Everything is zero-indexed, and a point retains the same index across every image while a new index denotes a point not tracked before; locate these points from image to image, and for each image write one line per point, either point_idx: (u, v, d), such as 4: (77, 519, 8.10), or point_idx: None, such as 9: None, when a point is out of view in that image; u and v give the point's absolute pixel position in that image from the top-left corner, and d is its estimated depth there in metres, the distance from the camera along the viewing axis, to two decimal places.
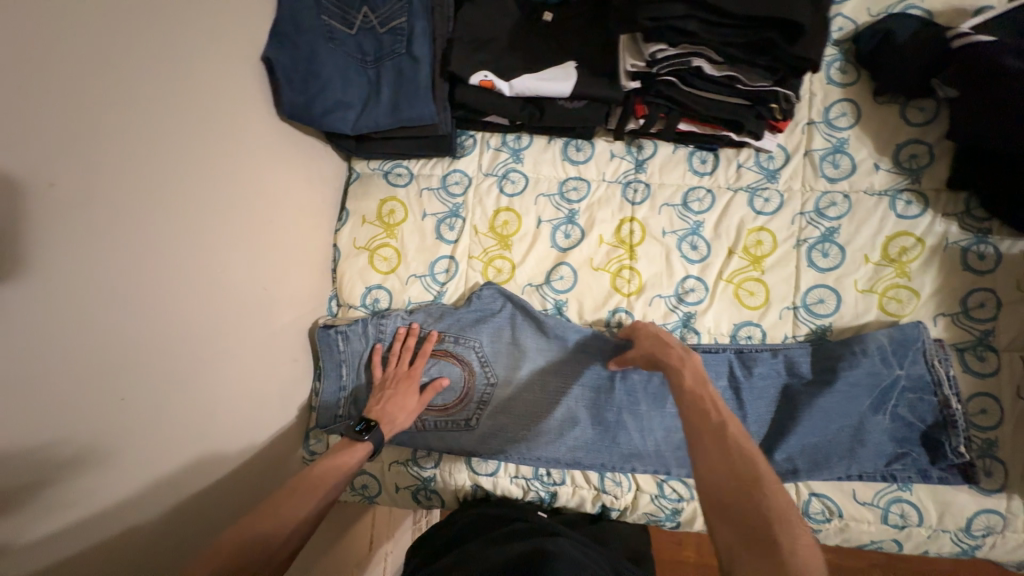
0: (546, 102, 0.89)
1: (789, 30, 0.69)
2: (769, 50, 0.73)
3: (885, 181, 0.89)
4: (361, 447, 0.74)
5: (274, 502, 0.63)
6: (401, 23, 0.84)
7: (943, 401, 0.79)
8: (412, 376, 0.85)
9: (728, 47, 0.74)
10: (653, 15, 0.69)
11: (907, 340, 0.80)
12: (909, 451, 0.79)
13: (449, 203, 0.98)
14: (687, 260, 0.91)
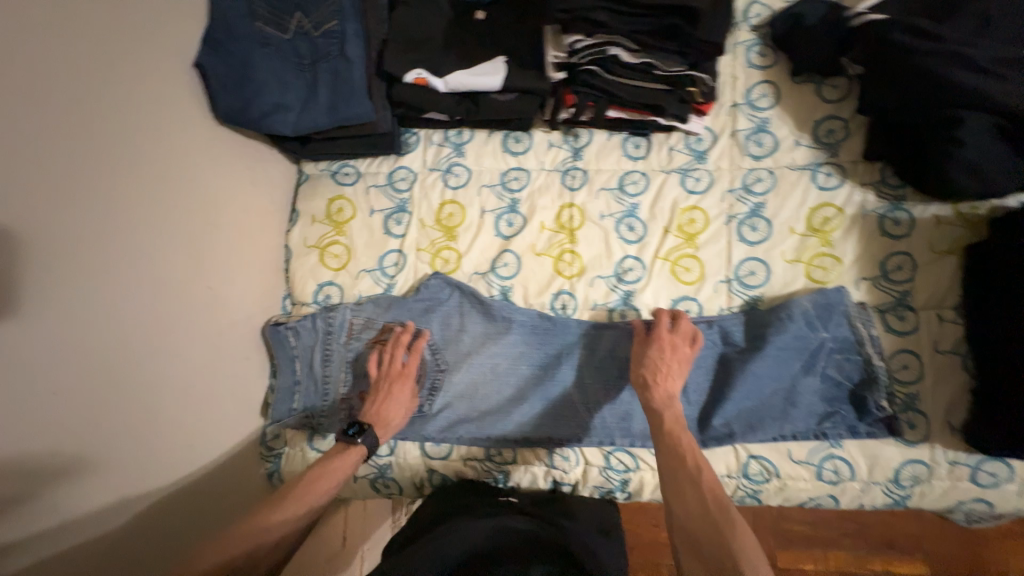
0: (480, 96, 0.93)
1: (687, 15, 0.78)
2: (676, 36, 0.81)
3: (806, 156, 0.94)
4: (356, 451, 0.77)
5: (258, 513, 0.71)
6: (333, 26, 0.88)
7: (866, 359, 0.83)
8: (408, 375, 0.85)
9: (640, 34, 0.82)
10: (562, 6, 0.79)
11: (828, 303, 0.85)
12: (838, 409, 0.83)
13: (396, 198, 1.01)
14: (625, 241, 0.95)
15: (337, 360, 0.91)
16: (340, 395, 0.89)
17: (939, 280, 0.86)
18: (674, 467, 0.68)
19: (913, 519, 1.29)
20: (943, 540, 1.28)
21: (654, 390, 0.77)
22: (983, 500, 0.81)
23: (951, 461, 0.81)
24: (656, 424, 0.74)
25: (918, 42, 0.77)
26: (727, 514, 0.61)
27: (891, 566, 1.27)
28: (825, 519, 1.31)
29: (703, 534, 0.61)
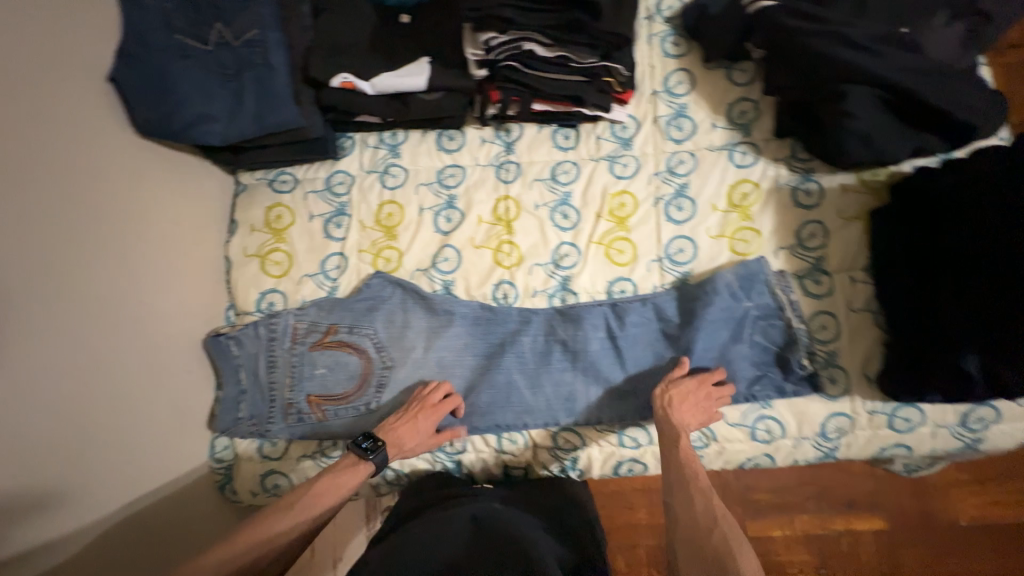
0: (409, 97, 0.95)
1: (590, 9, 0.83)
2: (583, 29, 0.86)
3: (723, 137, 0.99)
4: (364, 468, 0.77)
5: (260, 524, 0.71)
6: (255, 35, 0.88)
7: (787, 323, 0.89)
8: (435, 410, 0.85)
9: (552, 29, 0.87)
10: (470, 5, 0.84)
11: (750, 274, 0.91)
12: (765, 372, 0.88)
13: (335, 202, 1.02)
14: (560, 228, 0.98)
15: (283, 365, 0.91)
16: (287, 400, 0.90)
17: (850, 244, 0.92)
18: (684, 487, 0.73)
19: (868, 476, 1.36)
20: (896, 493, 1.35)
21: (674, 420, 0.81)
22: (901, 444, 0.88)
23: (869, 411, 0.86)
24: (672, 449, 0.78)
25: (802, 24, 0.84)
26: (729, 534, 0.65)
27: (851, 523, 1.33)
28: (788, 485, 1.37)
29: (704, 548, 0.64)
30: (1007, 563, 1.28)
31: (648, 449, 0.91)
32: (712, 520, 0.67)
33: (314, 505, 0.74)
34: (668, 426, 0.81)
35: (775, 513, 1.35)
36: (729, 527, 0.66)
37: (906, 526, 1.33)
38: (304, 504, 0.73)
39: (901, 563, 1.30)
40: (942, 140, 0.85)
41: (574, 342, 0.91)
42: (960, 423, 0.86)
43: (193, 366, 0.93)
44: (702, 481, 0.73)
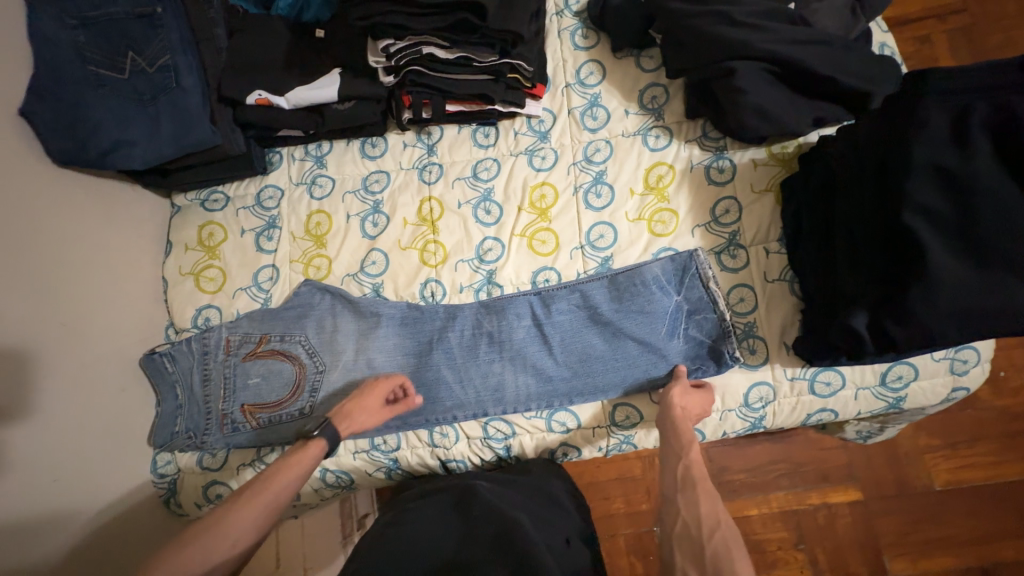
0: (324, 108, 0.99)
1: (476, 9, 0.86)
2: (474, 28, 0.89)
3: (636, 122, 1.01)
4: (315, 446, 0.76)
5: (215, 518, 0.66)
6: (167, 60, 0.91)
7: (721, 316, 0.90)
8: (379, 386, 0.88)
9: (444, 30, 0.89)
10: (360, 15, 0.87)
11: (677, 268, 0.93)
12: (700, 366, 0.90)
13: (265, 216, 1.04)
14: (483, 224, 1.00)
15: (217, 377, 0.93)
16: (222, 411, 0.92)
17: (762, 216, 0.93)
18: (690, 487, 0.70)
19: (840, 449, 1.36)
20: (869, 463, 1.35)
21: (686, 425, 0.79)
22: (826, 409, 0.89)
23: (790, 378, 0.88)
24: (679, 450, 0.75)
25: (686, 6, 0.89)
26: (729, 537, 0.63)
27: (827, 497, 1.33)
28: (761, 464, 1.37)
29: (701, 552, 0.62)
30: (983, 524, 1.28)
31: (578, 432, 0.92)
32: (714, 522, 0.64)
33: (260, 493, 0.69)
34: (682, 429, 0.79)
35: (755, 493, 1.35)
36: (731, 532, 0.63)
37: (882, 496, 1.32)
38: (263, 496, 0.69)
39: (879, 533, 1.30)
40: (839, 106, 0.87)
41: (499, 333, 0.94)
42: (880, 383, 0.87)
43: (128, 384, 0.94)
44: (709, 486, 0.70)
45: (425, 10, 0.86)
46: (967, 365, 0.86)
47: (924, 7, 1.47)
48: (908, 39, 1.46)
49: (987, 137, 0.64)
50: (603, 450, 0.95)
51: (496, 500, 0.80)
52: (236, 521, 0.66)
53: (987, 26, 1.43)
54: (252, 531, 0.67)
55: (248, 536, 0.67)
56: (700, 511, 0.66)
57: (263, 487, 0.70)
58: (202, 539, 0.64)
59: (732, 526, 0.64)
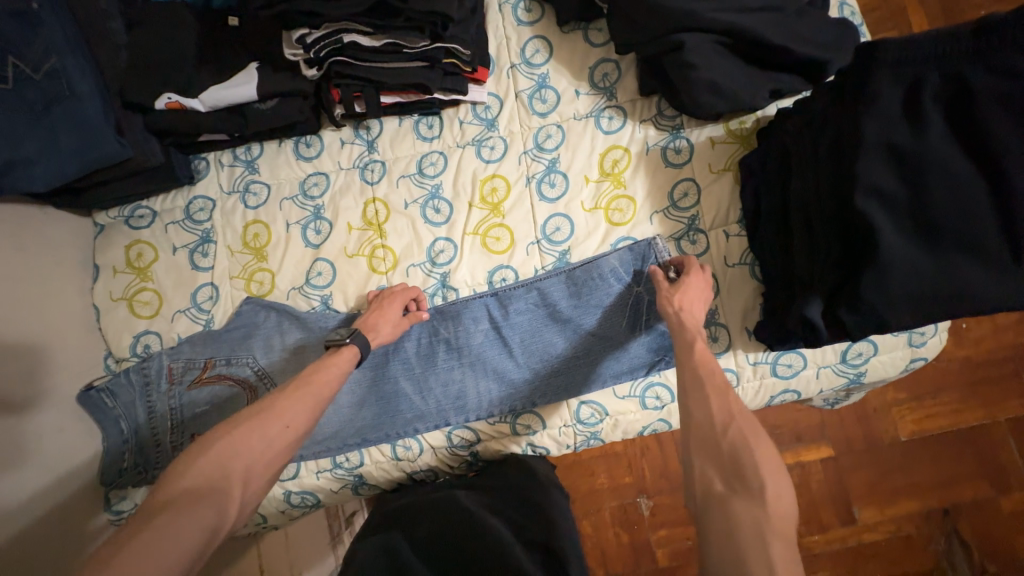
0: (245, 108, 0.90)
1: None
2: (395, 11, 0.81)
3: (587, 103, 0.95)
4: (348, 350, 0.77)
5: (269, 406, 0.66)
6: (55, 64, 0.79)
7: None
8: (394, 297, 0.88)
9: (363, 16, 0.82)
10: (262, 5, 0.79)
11: (641, 257, 0.89)
12: (663, 358, 0.88)
13: (198, 230, 0.97)
14: (433, 224, 0.94)
15: (162, 408, 0.89)
16: (171, 443, 0.88)
17: (721, 198, 0.90)
18: (697, 384, 0.66)
19: (812, 409, 1.38)
20: (840, 422, 1.38)
21: (690, 322, 0.75)
22: (789, 389, 0.89)
23: (753, 363, 0.87)
24: (687, 349, 0.71)
25: None
26: (746, 429, 0.60)
27: (800, 456, 1.37)
28: None
29: (719, 445, 0.59)
30: (947, 471, 1.33)
31: (544, 433, 0.91)
32: (727, 418, 0.61)
33: (307, 388, 0.70)
34: (682, 330, 0.74)
35: None
36: (746, 423, 0.60)
37: (852, 452, 1.36)
38: (309, 387, 0.70)
39: (850, 486, 1.35)
40: (796, 76, 0.83)
41: (456, 339, 0.91)
42: (840, 360, 0.87)
43: (66, 423, 0.87)
44: (719, 380, 0.66)
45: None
46: (924, 337, 0.86)
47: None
48: None
49: (940, 112, 0.60)
50: (571, 446, 0.94)
51: (474, 504, 0.80)
52: (290, 407, 0.67)
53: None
54: (301, 417, 0.67)
55: (300, 420, 0.67)
56: (711, 408, 0.63)
57: (307, 381, 0.70)
58: (253, 421, 0.63)
59: (747, 417, 0.61)
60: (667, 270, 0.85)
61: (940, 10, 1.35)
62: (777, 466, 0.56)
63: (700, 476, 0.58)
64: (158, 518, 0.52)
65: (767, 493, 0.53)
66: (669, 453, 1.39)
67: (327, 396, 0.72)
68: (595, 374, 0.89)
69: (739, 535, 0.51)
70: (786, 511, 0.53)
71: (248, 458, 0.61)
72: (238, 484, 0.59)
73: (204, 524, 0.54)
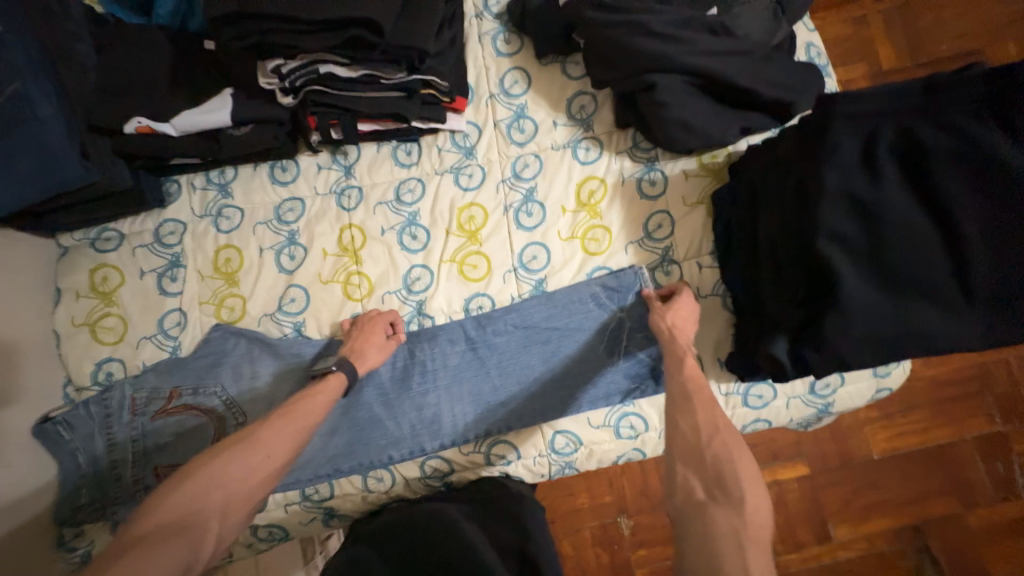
0: (217, 133, 0.89)
1: (370, 25, 0.78)
2: (372, 44, 0.80)
3: (565, 134, 0.96)
4: (335, 377, 0.78)
5: (252, 434, 0.65)
6: (16, 88, 0.76)
7: None
8: (378, 318, 0.88)
9: (339, 48, 0.81)
10: (234, 36, 0.78)
11: (621, 285, 0.90)
12: (639, 385, 0.88)
13: (167, 254, 0.94)
14: (410, 251, 0.94)
15: (123, 441, 0.86)
16: (132, 477, 0.85)
17: (694, 230, 0.91)
18: (686, 400, 0.66)
19: (788, 428, 1.41)
20: (816, 439, 1.40)
21: (681, 340, 0.76)
22: (760, 418, 0.90)
23: (725, 393, 0.88)
24: (678, 364, 0.72)
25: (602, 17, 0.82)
26: (730, 442, 0.60)
27: (777, 475, 1.39)
28: None
29: (701, 454, 0.60)
30: (919, 488, 1.37)
31: (518, 463, 0.90)
32: (713, 430, 0.62)
33: (291, 416, 0.68)
34: (675, 345, 0.76)
35: None
36: (731, 436, 0.61)
37: (827, 469, 1.38)
38: (294, 416, 0.69)
39: (825, 503, 1.37)
40: (765, 115, 0.85)
41: (431, 362, 0.91)
42: (809, 391, 0.89)
43: (17, 459, 0.82)
44: (705, 394, 0.67)
45: (314, 25, 0.77)
46: (889, 368, 0.89)
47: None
48: (848, 19, 1.43)
49: (893, 163, 0.63)
50: (546, 475, 0.93)
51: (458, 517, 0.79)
52: (273, 437, 0.65)
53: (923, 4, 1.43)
54: (284, 447, 0.65)
55: (282, 451, 0.65)
56: (697, 420, 0.63)
57: (290, 410, 0.69)
58: (233, 452, 0.62)
59: (731, 430, 0.62)
60: (659, 296, 0.88)
61: (905, 42, 1.41)
62: (753, 477, 0.57)
63: (682, 481, 0.59)
64: (133, 550, 0.52)
65: (745, 503, 0.54)
66: (649, 470, 1.39)
67: (313, 424, 0.70)
68: (568, 401, 0.88)
69: (716, 540, 0.52)
70: (761, 519, 0.54)
71: (227, 491, 0.59)
72: (217, 517, 0.58)
73: (177, 561, 0.53)
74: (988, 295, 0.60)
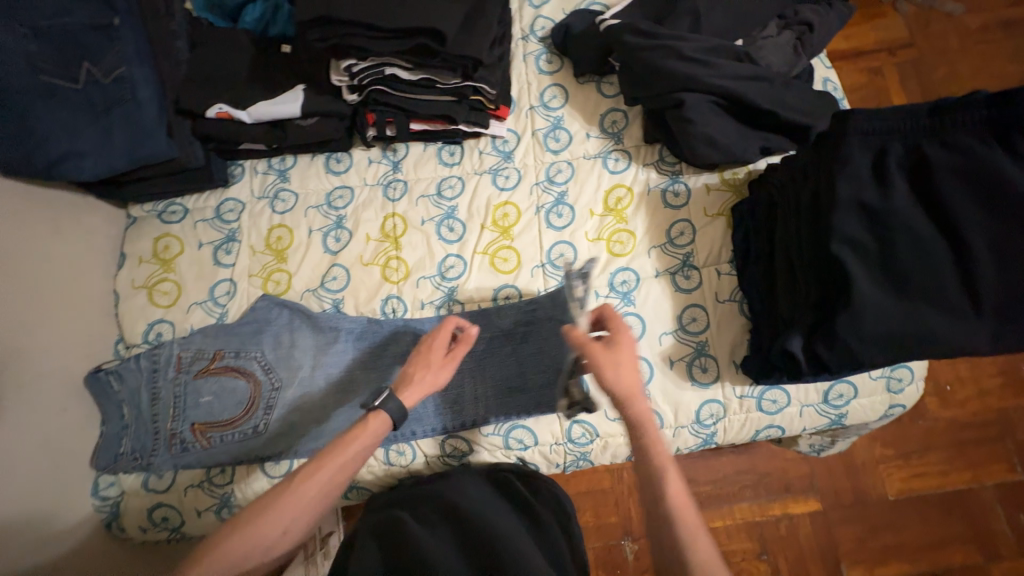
0: (285, 123, 1.00)
1: (435, 36, 0.89)
2: (434, 53, 0.92)
3: (597, 145, 1.04)
4: (379, 420, 0.76)
5: (276, 496, 0.70)
6: (122, 72, 0.88)
7: (678, 334, 0.93)
8: (439, 335, 0.84)
9: (405, 54, 0.92)
10: (317, 37, 0.90)
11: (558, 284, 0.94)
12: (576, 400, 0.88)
13: (224, 229, 1.03)
14: (446, 242, 1.01)
15: (165, 396, 0.92)
16: (170, 430, 0.90)
17: (714, 240, 0.97)
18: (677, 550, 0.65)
19: (800, 460, 1.39)
20: (829, 474, 1.38)
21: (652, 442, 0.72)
22: (773, 425, 0.92)
23: (739, 395, 0.91)
24: (658, 491, 0.69)
25: (639, 41, 0.92)
26: None
27: (788, 507, 1.36)
28: (725, 475, 1.38)
29: None
30: (936, 530, 1.33)
31: (535, 449, 0.93)
32: None
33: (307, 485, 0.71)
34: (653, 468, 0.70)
35: (715, 505, 1.37)
36: None
37: (841, 505, 1.36)
38: (314, 482, 0.71)
39: (838, 541, 1.33)
40: (783, 137, 0.93)
41: None
42: (822, 400, 0.91)
43: (69, 404, 0.89)
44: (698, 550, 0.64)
45: (387, 32, 0.89)
46: (902, 384, 0.91)
47: (878, 38, 1.55)
48: (864, 68, 1.53)
49: (903, 176, 0.69)
50: (561, 466, 0.96)
51: (483, 511, 0.77)
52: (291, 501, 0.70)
53: (935, 59, 1.52)
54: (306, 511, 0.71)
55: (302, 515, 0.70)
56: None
57: (314, 471, 0.71)
58: (258, 517, 0.68)
59: None
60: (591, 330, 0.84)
61: (918, 93, 1.50)
62: None
63: None
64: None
65: None
66: None
67: (333, 484, 0.73)
68: (580, 382, 0.90)
69: None
70: None
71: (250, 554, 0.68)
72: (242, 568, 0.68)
73: None
74: (995, 304, 0.64)
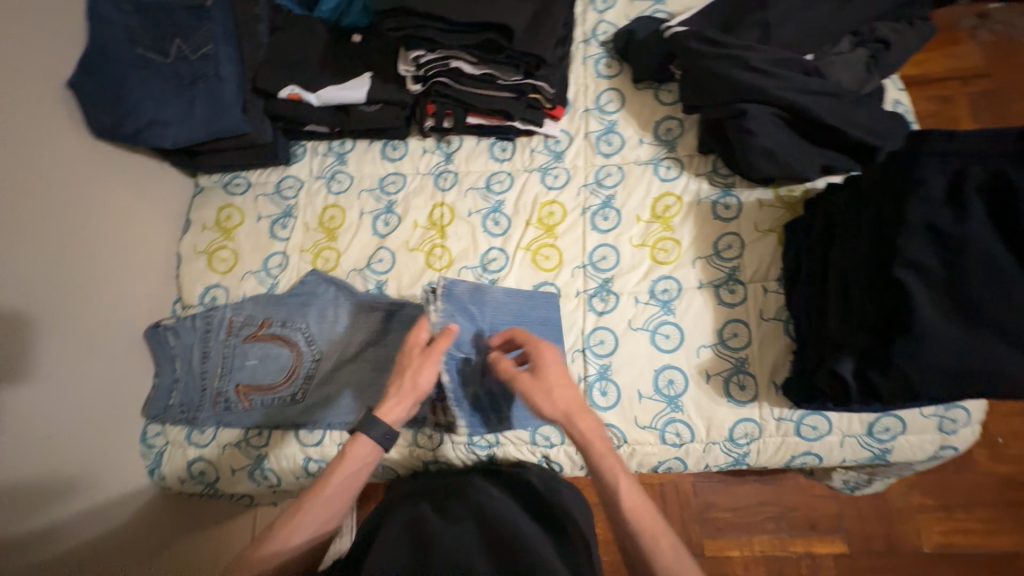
0: (350, 107, 1.04)
1: (503, 32, 0.93)
2: (501, 48, 0.95)
3: (649, 152, 1.04)
4: (361, 442, 0.74)
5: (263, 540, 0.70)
6: (209, 50, 0.95)
7: (718, 348, 0.92)
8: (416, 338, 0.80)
9: (472, 48, 0.96)
10: (392, 27, 0.94)
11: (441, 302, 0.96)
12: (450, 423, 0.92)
13: (282, 204, 1.08)
14: (490, 235, 1.03)
15: (216, 355, 0.97)
16: (216, 389, 0.95)
17: (763, 256, 0.95)
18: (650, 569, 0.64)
19: (829, 498, 1.32)
20: (860, 517, 1.31)
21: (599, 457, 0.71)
22: (810, 452, 0.89)
23: (777, 418, 0.88)
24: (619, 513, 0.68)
25: (706, 48, 0.91)
26: None
27: (812, 547, 1.29)
28: (746, 504, 1.34)
29: None
30: None
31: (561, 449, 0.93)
32: None
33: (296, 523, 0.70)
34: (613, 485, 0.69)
35: (733, 534, 1.32)
36: None
37: (870, 552, 1.28)
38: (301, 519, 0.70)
39: None
40: (848, 157, 0.90)
41: None
42: (866, 432, 0.87)
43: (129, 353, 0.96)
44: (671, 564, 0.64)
45: (459, 26, 0.93)
46: (955, 425, 0.86)
47: (953, 66, 1.48)
48: (934, 96, 1.47)
49: (982, 202, 0.66)
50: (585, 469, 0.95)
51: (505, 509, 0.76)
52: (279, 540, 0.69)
53: (1015, 92, 1.44)
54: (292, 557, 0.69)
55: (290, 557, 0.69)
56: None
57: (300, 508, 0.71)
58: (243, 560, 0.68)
59: None
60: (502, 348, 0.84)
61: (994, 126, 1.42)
62: None
63: None
64: None
65: None
66: (671, 515, 1.34)
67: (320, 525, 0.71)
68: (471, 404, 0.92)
69: None
70: None
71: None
72: None
73: None
74: None
